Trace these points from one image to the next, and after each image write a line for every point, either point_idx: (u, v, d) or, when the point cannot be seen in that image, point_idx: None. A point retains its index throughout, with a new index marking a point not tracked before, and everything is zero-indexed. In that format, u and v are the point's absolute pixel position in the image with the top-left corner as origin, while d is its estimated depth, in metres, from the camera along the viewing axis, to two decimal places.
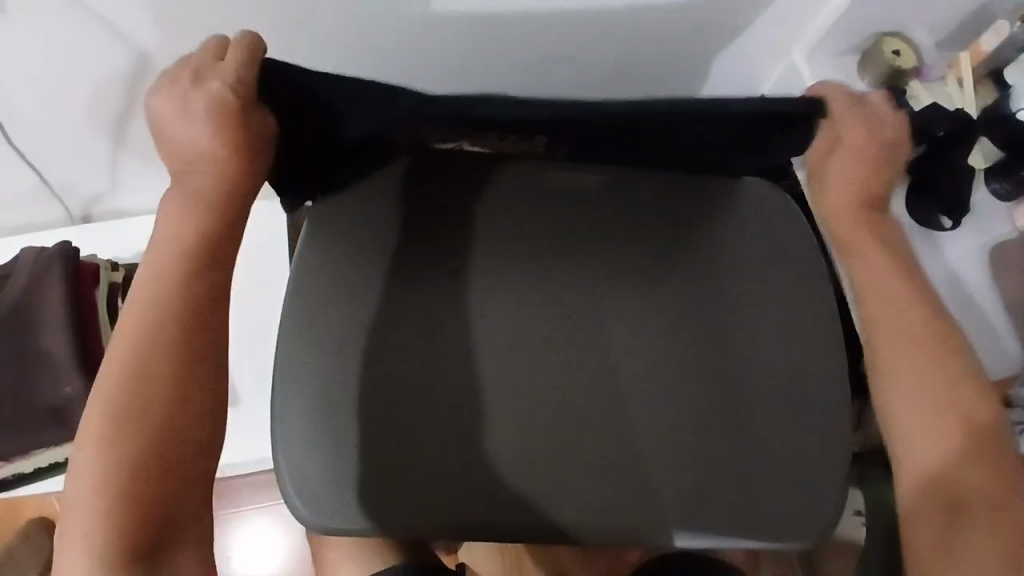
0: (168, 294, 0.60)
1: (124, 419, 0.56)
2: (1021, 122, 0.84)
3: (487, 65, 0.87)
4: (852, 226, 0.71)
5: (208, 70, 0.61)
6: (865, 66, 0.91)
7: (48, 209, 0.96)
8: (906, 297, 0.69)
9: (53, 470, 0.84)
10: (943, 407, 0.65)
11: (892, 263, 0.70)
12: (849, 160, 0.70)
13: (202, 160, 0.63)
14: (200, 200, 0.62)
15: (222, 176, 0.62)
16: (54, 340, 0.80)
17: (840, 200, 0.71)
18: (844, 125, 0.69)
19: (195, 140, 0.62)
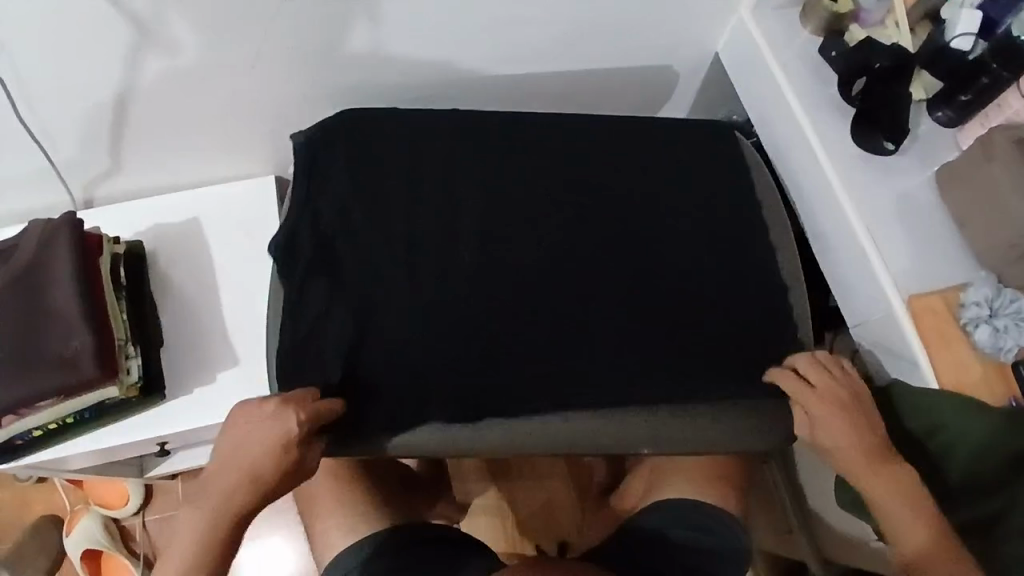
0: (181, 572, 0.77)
1: None
2: (957, 52, 0.88)
3: (458, 32, 0.94)
4: (875, 483, 0.80)
5: (277, 417, 0.77)
6: (807, 16, 0.98)
7: (54, 195, 1.03)
8: (927, 536, 0.77)
9: (56, 438, 0.91)
10: None
11: (911, 509, 0.78)
12: (829, 416, 0.82)
13: (250, 466, 0.77)
14: (216, 498, 0.78)
15: (250, 489, 0.77)
16: (62, 299, 0.85)
17: (850, 457, 0.81)
18: (800, 390, 0.84)
19: (241, 447, 0.77)
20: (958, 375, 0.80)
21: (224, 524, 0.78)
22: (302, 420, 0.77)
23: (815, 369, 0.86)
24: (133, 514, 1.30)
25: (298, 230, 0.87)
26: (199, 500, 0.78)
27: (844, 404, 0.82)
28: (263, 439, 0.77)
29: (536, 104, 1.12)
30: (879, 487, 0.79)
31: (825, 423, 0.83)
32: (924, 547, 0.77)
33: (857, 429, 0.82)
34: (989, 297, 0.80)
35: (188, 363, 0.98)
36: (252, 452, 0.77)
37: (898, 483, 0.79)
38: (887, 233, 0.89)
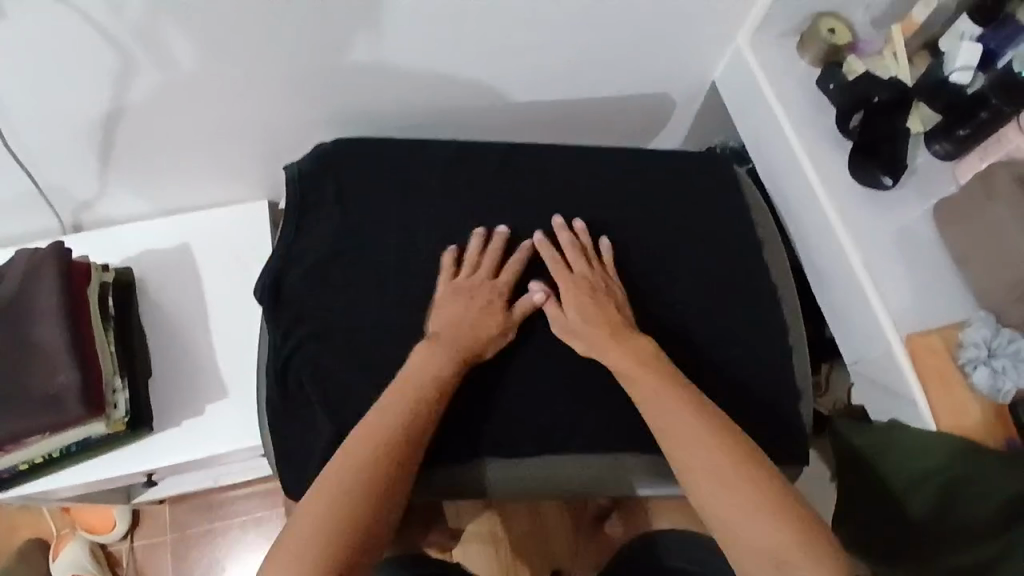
0: (428, 393, 0.76)
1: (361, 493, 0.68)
2: (956, 85, 0.88)
3: (454, 60, 0.93)
4: (614, 351, 0.80)
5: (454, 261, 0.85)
6: (804, 46, 0.98)
7: (42, 219, 1.01)
8: (683, 406, 0.75)
9: (42, 471, 0.89)
10: (749, 497, 0.69)
11: (658, 376, 0.77)
12: (571, 287, 0.84)
13: (481, 293, 0.83)
14: (446, 347, 0.79)
15: (485, 334, 0.81)
16: (48, 330, 0.83)
17: (567, 321, 0.83)
18: (548, 254, 0.87)
19: (477, 287, 0.83)
20: (956, 416, 0.80)
21: (447, 376, 0.77)
22: (518, 265, 0.86)
23: (575, 246, 0.87)
24: (121, 540, 1.28)
25: (286, 272, 0.86)
26: (439, 337, 0.80)
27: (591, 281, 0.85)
28: (501, 284, 0.84)
29: (531, 132, 1.11)
30: (715, 459, 0.71)
31: (560, 302, 0.84)
32: (670, 418, 0.74)
33: (661, 373, 0.78)
34: (987, 338, 0.79)
35: (177, 394, 0.96)
36: (466, 299, 0.82)
37: (720, 441, 0.72)
38: (885, 273, 0.88)
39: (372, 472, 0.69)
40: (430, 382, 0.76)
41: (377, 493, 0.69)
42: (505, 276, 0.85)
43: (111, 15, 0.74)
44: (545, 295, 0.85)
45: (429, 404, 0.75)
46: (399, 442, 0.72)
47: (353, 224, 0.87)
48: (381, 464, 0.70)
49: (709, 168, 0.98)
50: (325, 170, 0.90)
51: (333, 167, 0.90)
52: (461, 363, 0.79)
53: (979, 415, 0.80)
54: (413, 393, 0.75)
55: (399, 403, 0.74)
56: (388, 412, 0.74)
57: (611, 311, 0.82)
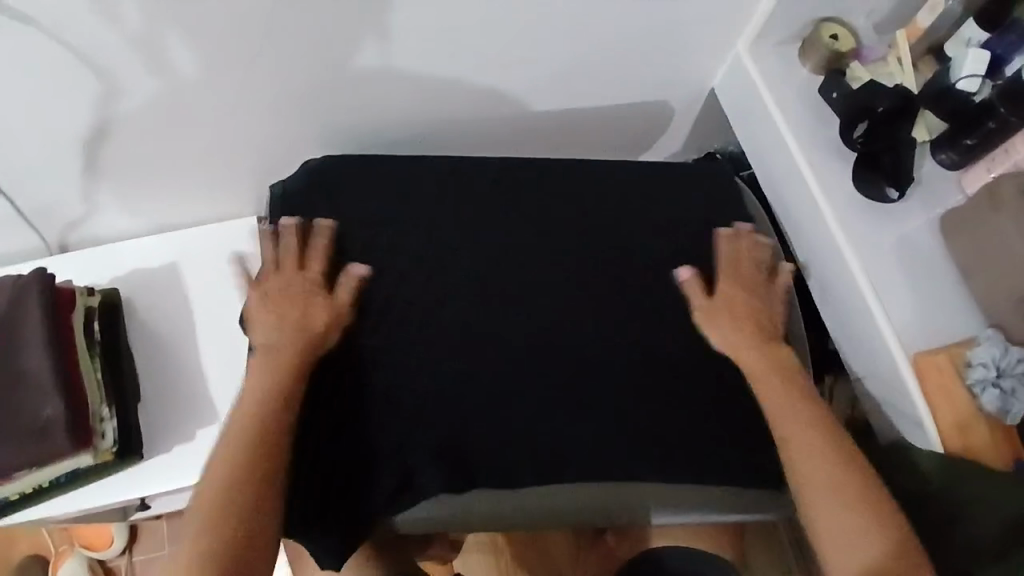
0: (254, 404, 0.74)
1: (211, 528, 0.67)
2: (963, 93, 0.85)
3: (446, 74, 0.90)
4: (750, 353, 0.82)
5: (291, 254, 0.83)
6: (806, 52, 0.95)
7: (26, 240, 0.98)
8: (818, 428, 0.76)
9: (32, 500, 0.87)
10: (862, 526, 0.70)
11: (795, 395, 0.79)
12: (733, 283, 0.86)
13: (293, 288, 0.81)
14: (282, 346, 0.78)
15: (305, 327, 0.79)
16: (32, 361, 0.81)
17: (722, 319, 0.84)
18: (743, 250, 0.89)
19: (270, 293, 0.81)
20: (964, 438, 0.78)
21: (280, 370, 0.76)
22: (320, 253, 0.83)
23: (750, 248, 0.89)
24: (118, 555, 1.27)
25: (275, 299, 0.84)
26: (259, 351, 0.78)
27: (750, 280, 0.87)
28: (300, 284, 0.82)
29: (528, 143, 1.08)
30: (822, 463, 0.74)
31: (728, 289, 0.86)
32: (805, 437, 0.76)
33: (799, 393, 0.79)
34: (997, 358, 0.77)
35: (168, 419, 0.95)
36: (284, 298, 0.80)
37: (842, 465, 0.73)
38: (890, 289, 0.85)
39: (239, 476, 0.69)
40: (253, 397, 0.75)
41: (240, 494, 0.69)
42: (314, 265, 0.83)
43: (101, 27, 0.71)
44: (361, 268, 0.83)
45: (262, 412, 0.73)
46: (250, 457, 0.71)
47: (276, 245, 0.83)
48: (246, 466, 0.70)
49: (708, 180, 0.95)
50: (315, 191, 0.87)
51: (322, 187, 0.88)
52: (300, 358, 0.77)
53: (987, 436, 0.78)
54: (267, 394, 0.74)
55: (257, 403, 0.74)
56: (246, 417, 0.73)
57: (762, 315, 0.84)
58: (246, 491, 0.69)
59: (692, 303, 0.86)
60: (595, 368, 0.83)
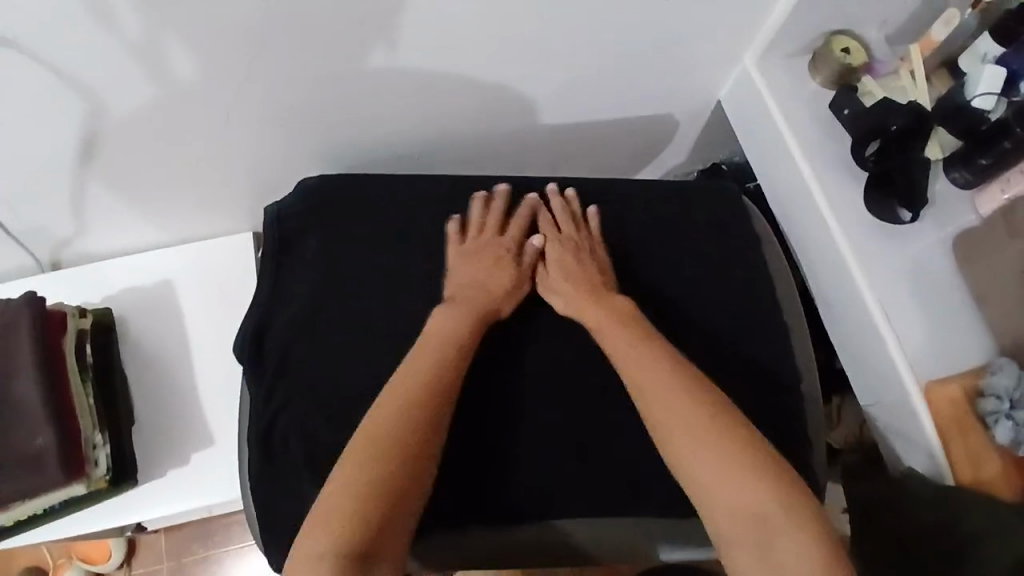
0: (433, 357, 0.74)
1: (391, 456, 0.65)
2: (978, 110, 0.83)
3: (447, 89, 0.87)
4: (591, 310, 0.80)
5: (493, 223, 0.86)
6: (817, 66, 0.92)
7: (17, 259, 0.96)
8: (672, 375, 0.72)
9: (29, 524, 0.85)
10: (726, 468, 0.65)
11: (641, 345, 0.76)
12: (558, 247, 0.84)
13: (498, 247, 0.84)
14: (468, 305, 0.79)
15: (490, 292, 0.81)
16: (23, 391, 0.79)
17: (568, 280, 0.82)
18: (543, 213, 0.88)
19: (469, 249, 0.84)
20: (975, 470, 0.77)
21: (475, 334, 0.77)
22: (517, 223, 0.86)
23: (569, 211, 0.87)
24: (117, 568, 1.26)
25: (269, 325, 0.82)
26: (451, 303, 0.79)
27: (572, 246, 0.85)
28: (499, 238, 0.85)
29: (529, 155, 1.06)
30: (696, 420, 0.68)
31: (551, 260, 0.84)
32: (662, 385, 0.71)
33: (653, 343, 0.76)
34: (1010, 389, 0.75)
35: (161, 442, 0.94)
36: (479, 261, 0.83)
37: (706, 407, 0.69)
38: (901, 313, 0.83)
39: (411, 427, 0.68)
40: (440, 348, 0.75)
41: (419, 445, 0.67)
42: (511, 232, 0.86)
43: (89, 51, 0.69)
44: (542, 242, 0.85)
45: (444, 365, 0.74)
46: (427, 403, 0.70)
47: (481, 209, 0.86)
48: (418, 418, 0.69)
49: (714, 198, 0.93)
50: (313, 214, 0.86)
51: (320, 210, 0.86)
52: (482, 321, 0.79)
53: (996, 466, 0.77)
54: (447, 358, 0.74)
55: (436, 366, 0.73)
56: (414, 373, 0.72)
57: (593, 272, 0.83)
58: (418, 441, 0.67)
59: (529, 272, 0.84)
60: (597, 397, 0.82)
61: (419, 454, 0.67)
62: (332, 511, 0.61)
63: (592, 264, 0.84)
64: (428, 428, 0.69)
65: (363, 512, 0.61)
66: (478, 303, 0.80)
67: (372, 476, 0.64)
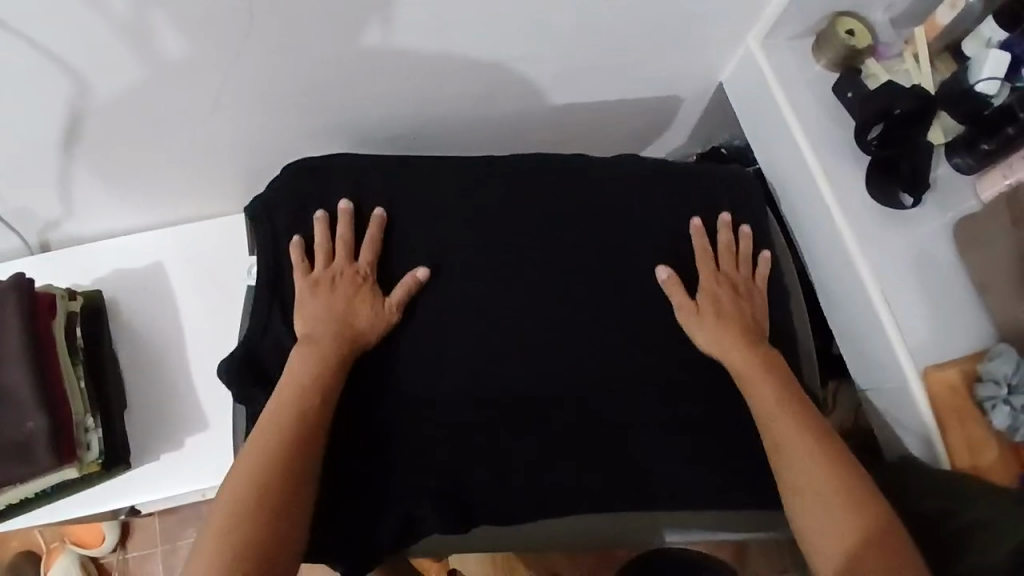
0: (299, 377, 0.75)
1: (256, 485, 0.68)
2: (981, 95, 0.82)
3: (445, 71, 0.86)
4: (734, 351, 0.81)
5: (340, 243, 0.83)
6: (820, 48, 0.91)
7: (4, 241, 0.94)
8: (791, 411, 0.77)
9: (21, 508, 0.85)
10: (832, 510, 0.70)
11: (772, 380, 0.79)
12: (709, 279, 0.86)
13: (345, 278, 0.81)
14: (323, 336, 0.77)
15: (344, 316, 0.79)
16: (11, 376, 0.78)
17: (703, 309, 0.84)
18: (721, 245, 0.88)
19: (319, 279, 0.81)
20: (970, 454, 0.78)
21: (326, 370, 0.75)
22: (367, 244, 0.83)
23: (730, 247, 0.88)
24: (111, 552, 1.25)
25: (265, 313, 0.82)
26: (304, 337, 0.78)
27: (730, 280, 0.86)
28: (338, 267, 0.82)
29: (527, 138, 1.05)
30: (808, 461, 0.73)
31: (704, 283, 0.86)
32: (779, 421, 0.76)
33: (782, 380, 0.80)
34: (1009, 375, 0.75)
35: (154, 427, 0.92)
36: (329, 292, 0.80)
37: (824, 449, 0.74)
38: (904, 298, 0.83)
39: (265, 479, 0.68)
40: (303, 368, 0.75)
41: (278, 491, 0.68)
42: (363, 254, 0.83)
43: (79, 28, 0.67)
44: (423, 270, 0.83)
45: (308, 386, 0.74)
46: (290, 426, 0.71)
47: (323, 232, 0.84)
48: (280, 464, 0.69)
49: (716, 184, 0.92)
50: (319, 191, 0.86)
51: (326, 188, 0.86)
52: (338, 355, 0.77)
53: (992, 452, 0.77)
54: (310, 378, 0.75)
55: (292, 414, 0.72)
56: (275, 417, 0.72)
57: (740, 307, 0.85)
58: (277, 491, 0.68)
59: (676, 300, 0.85)
60: None
61: (285, 476, 0.69)
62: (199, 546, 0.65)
63: (760, 307, 0.86)
64: (292, 451, 0.70)
65: (226, 546, 0.64)
66: (340, 327, 0.78)
67: (232, 507, 0.66)
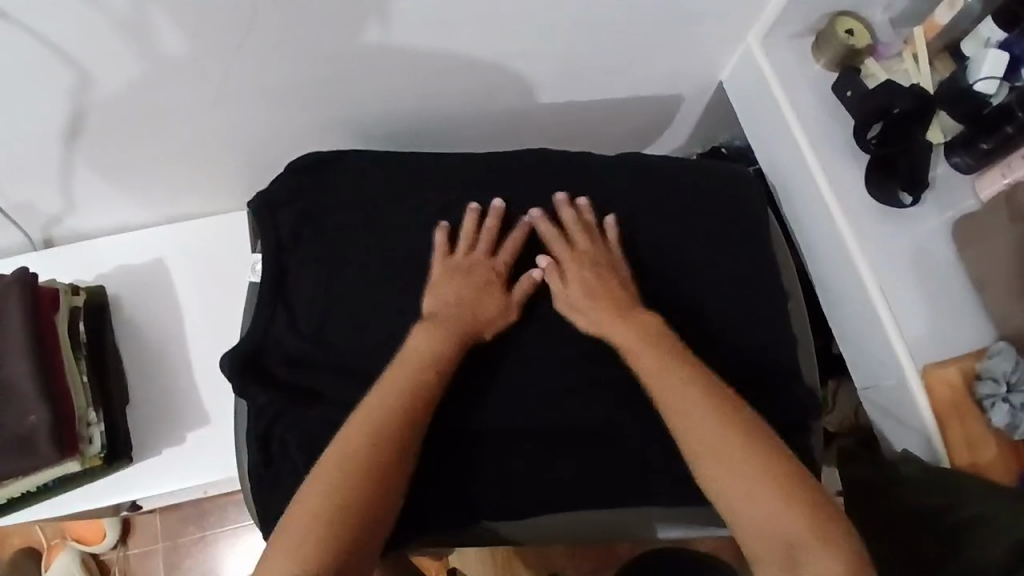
0: (409, 374, 0.73)
1: (358, 480, 0.66)
2: (980, 94, 0.82)
3: (447, 68, 0.86)
4: (618, 326, 0.78)
5: (486, 236, 0.83)
6: (820, 47, 0.91)
7: (8, 236, 0.95)
8: (694, 387, 0.72)
9: (22, 502, 0.85)
10: (752, 488, 0.67)
11: (666, 357, 0.75)
12: (573, 267, 0.82)
13: (478, 268, 0.82)
14: (452, 329, 0.77)
15: (475, 313, 0.79)
16: (13, 369, 0.78)
17: (596, 293, 0.80)
18: (571, 232, 0.84)
19: (464, 268, 0.81)
20: (970, 452, 0.78)
21: (443, 367, 0.75)
22: (511, 244, 0.84)
23: (587, 231, 0.84)
24: (111, 548, 1.25)
25: (269, 307, 0.83)
26: (429, 323, 0.78)
27: (598, 264, 0.82)
28: (477, 259, 0.82)
29: (528, 136, 1.05)
30: (721, 437, 0.69)
31: (574, 271, 0.82)
32: (681, 398, 0.72)
33: (673, 354, 0.75)
34: (1007, 373, 0.76)
35: (155, 422, 0.93)
36: (456, 280, 0.81)
37: (728, 423, 0.70)
38: (904, 295, 0.84)
39: (366, 474, 0.67)
40: (416, 367, 0.74)
41: (380, 495, 0.67)
42: (505, 251, 0.83)
43: (82, 21, 0.67)
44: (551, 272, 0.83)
45: (423, 383, 0.73)
46: (398, 424, 0.70)
47: (470, 223, 0.84)
48: (384, 462, 0.68)
49: (716, 181, 0.92)
50: (319, 187, 0.87)
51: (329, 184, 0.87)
52: (460, 346, 0.77)
53: (991, 450, 0.78)
54: (420, 373, 0.74)
55: (401, 409, 0.71)
56: (377, 416, 0.70)
57: (615, 288, 0.80)
58: (377, 488, 0.67)
59: (558, 295, 0.81)
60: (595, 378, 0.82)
61: (383, 473, 0.68)
62: (288, 533, 0.63)
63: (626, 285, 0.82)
64: (394, 450, 0.69)
65: (320, 541, 0.62)
66: (461, 327, 0.78)
67: (331, 499, 0.65)
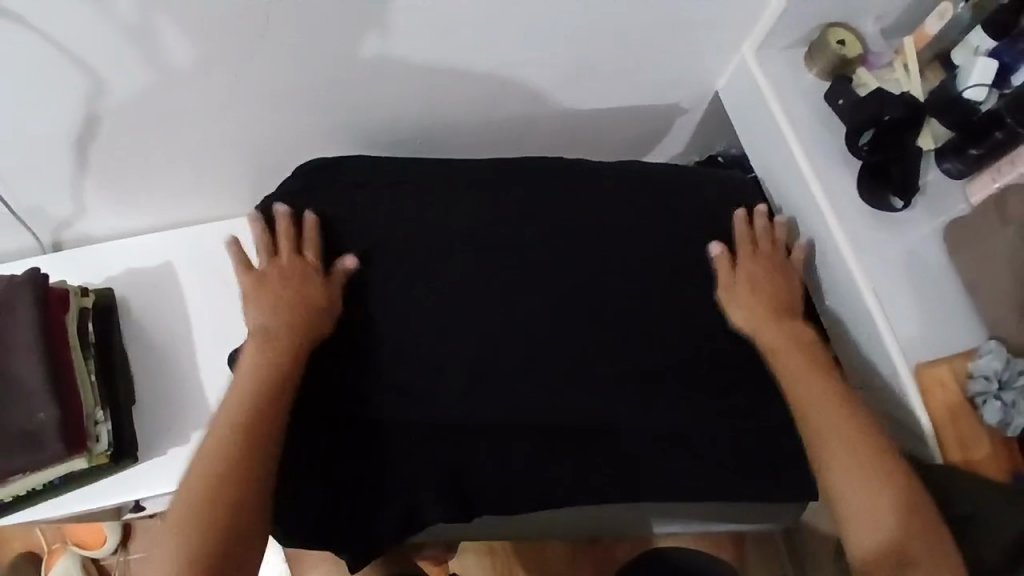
0: (260, 373, 0.75)
1: (216, 487, 0.68)
2: (970, 101, 0.84)
3: (448, 75, 0.89)
4: (773, 331, 0.84)
5: (285, 236, 0.85)
6: (813, 57, 0.94)
7: (19, 239, 0.97)
8: (815, 374, 0.79)
9: (30, 500, 0.86)
10: (860, 470, 0.72)
11: (797, 345, 0.82)
12: (756, 263, 0.88)
13: (290, 271, 0.83)
14: (278, 327, 0.79)
15: (293, 305, 0.81)
16: (24, 367, 0.80)
17: (754, 286, 0.86)
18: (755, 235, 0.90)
19: (270, 272, 0.84)
20: (963, 449, 0.79)
21: (280, 362, 0.77)
22: (309, 242, 0.85)
23: (770, 238, 0.90)
24: (112, 553, 1.26)
25: None
26: (256, 326, 0.80)
27: (773, 264, 0.88)
28: (283, 260, 0.84)
29: (529, 144, 1.08)
30: (834, 418, 0.75)
31: (751, 263, 0.88)
32: (808, 380, 0.78)
33: (804, 343, 0.82)
34: (999, 370, 0.76)
35: (161, 422, 0.94)
36: (270, 287, 0.83)
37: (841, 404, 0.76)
38: (897, 296, 0.85)
39: (218, 476, 0.69)
40: (258, 364, 0.76)
41: (245, 494, 0.69)
42: (307, 247, 0.85)
43: (96, 28, 0.70)
44: (351, 260, 0.85)
45: (265, 383, 0.75)
46: (247, 422, 0.72)
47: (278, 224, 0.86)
48: (240, 466, 0.70)
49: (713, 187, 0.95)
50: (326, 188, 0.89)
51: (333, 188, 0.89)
52: (292, 340, 0.78)
53: (985, 447, 0.78)
54: (266, 373, 0.75)
55: (244, 409, 0.73)
56: (228, 420, 0.72)
57: (782, 288, 0.86)
58: (240, 489, 0.69)
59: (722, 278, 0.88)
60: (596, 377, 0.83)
61: (243, 473, 0.70)
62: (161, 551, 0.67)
63: (795, 289, 0.88)
64: (249, 449, 0.71)
65: (186, 556, 0.66)
66: (292, 320, 0.80)
67: (190, 511, 0.68)
